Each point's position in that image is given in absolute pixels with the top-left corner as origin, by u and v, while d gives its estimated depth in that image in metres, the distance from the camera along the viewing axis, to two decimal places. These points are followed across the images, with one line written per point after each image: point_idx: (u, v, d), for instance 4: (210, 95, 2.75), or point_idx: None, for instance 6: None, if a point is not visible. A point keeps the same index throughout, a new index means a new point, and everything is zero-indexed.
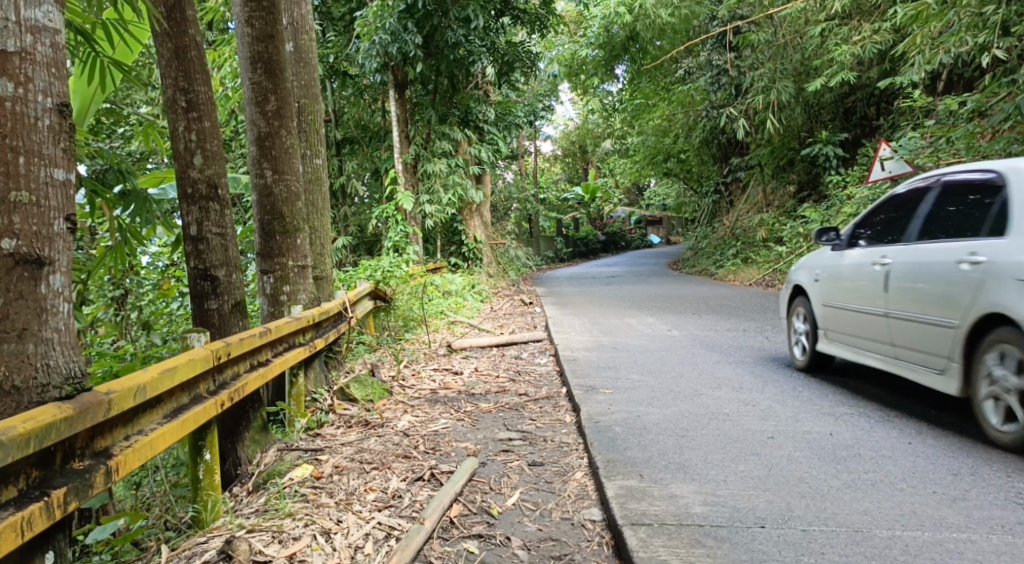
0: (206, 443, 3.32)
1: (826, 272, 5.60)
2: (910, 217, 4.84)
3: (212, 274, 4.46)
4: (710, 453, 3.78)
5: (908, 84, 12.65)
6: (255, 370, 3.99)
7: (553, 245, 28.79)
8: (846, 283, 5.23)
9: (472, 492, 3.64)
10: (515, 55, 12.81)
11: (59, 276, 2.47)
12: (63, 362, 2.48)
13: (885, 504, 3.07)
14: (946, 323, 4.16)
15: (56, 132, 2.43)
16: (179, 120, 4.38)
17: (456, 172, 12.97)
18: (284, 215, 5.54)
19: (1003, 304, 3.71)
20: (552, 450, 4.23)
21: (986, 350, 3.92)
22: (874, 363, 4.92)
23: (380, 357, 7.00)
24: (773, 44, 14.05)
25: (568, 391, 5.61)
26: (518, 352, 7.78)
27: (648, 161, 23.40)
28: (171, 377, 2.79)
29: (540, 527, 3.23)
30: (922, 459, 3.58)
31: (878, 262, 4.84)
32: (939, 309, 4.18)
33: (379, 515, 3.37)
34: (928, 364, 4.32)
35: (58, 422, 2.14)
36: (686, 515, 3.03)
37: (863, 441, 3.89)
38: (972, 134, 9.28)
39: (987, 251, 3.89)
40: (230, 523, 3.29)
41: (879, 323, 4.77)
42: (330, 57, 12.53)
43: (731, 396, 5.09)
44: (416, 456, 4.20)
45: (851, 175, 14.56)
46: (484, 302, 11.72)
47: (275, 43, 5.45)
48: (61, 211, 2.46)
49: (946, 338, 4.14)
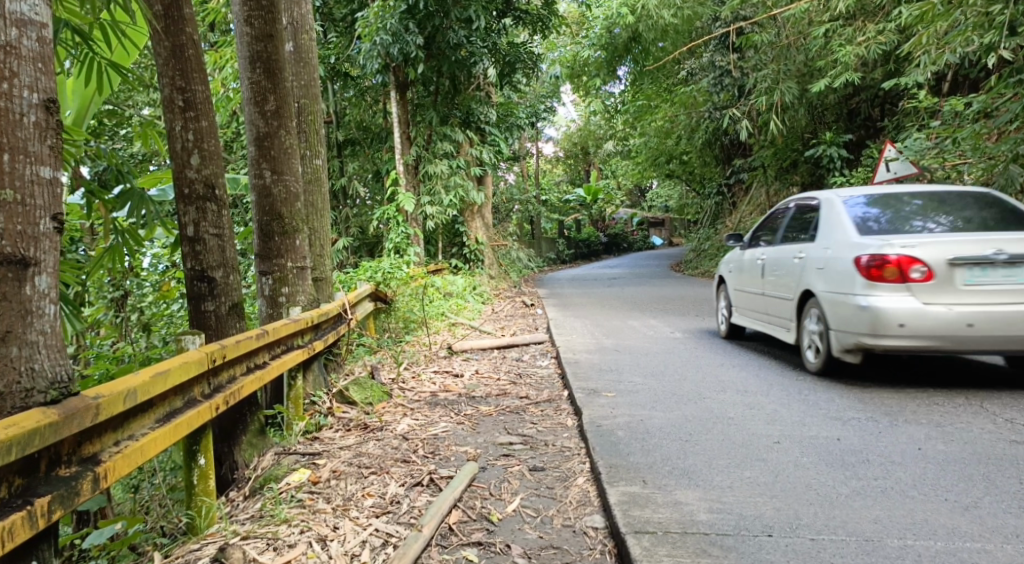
0: (200, 448, 3.26)
1: (734, 266, 7.74)
2: (779, 229, 6.96)
3: (210, 275, 4.40)
4: (714, 458, 3.71)
5: (913, 85, 12.57)
6: (252, 373, 3.93)
7: (555, 247, 28.73)
8: (747, 272, 7.30)
9: (472, 498, 3.57)
10: (518, 55, 12.74)
11: (45, 277, 2.41)
12: (48, 366, 2.42)
13: (895, 512, 3.00)
14: (792, 297, 6.15)
15: (42, 128, 2.38)
16: (176, 119, 4.31)
17: (458, 174, 12.91)
18: (284, 216, 5.48)
19: (811, 285, 5.74)
20: (553, 455, 4.16)
21: (806, 314, 5.96)
22: (758, 327, 7.02)
23: (380, 359, 6.94)
24: (776, 45, 13.97)
25: (570, 395, 5.54)
26: (520, 354, 7.72)
27: (650, 162, 23.33)
28: (163, 380, 2.73)
29: (541, 534, 3.16)
30: (931, 465, 3.52)
31: (758, 258, 7.00)
32: (782, 287, 6.33)
33: (376, 522, 3.31)
34: (781, 323, 6.43)
35: (43, 427, 2.08)
36: (691, 523, 2.96)
37: (870, 447, 3.82)
38: (978, 135, 9.21)
39: (808, 250, 5.91)
40: (225, 530, 3.22)
41: (759, 299, 6.91)
42: (331, 59, 12.41)
43: (735, 399, 5.02)
44: (415, 460, 4.14)
45: (856, 176, 14.49)
46: (486, 304, 11.67)
47: (275, 42, 5.39)
48: (47, 210, 2.40)
49: (791, 306, 6.16)
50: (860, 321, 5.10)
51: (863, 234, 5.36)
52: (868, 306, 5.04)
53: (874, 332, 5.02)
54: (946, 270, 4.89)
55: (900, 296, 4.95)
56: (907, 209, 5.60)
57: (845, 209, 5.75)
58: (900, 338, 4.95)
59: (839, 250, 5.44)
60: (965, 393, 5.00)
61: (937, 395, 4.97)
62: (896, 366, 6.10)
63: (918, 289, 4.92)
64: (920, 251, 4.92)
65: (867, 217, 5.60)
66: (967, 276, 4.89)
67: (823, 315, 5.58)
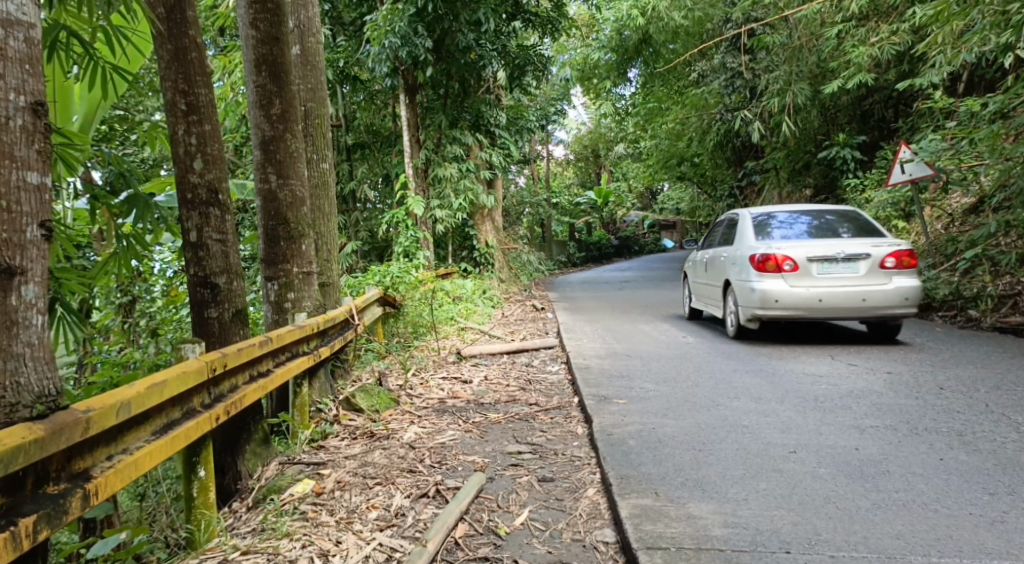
0: (201, 459, 3.19)
1: (693, 264, 9.69)
2: (721, 234, 8.93)
3: (213, 281, 4.33)
4: (729, 470, 3.59)
5: (928, 85, 12.40)
6: (255, 381, 3.85)
7: (565, 250, 28.60)
8: (699, 268, 9.23)
9: (478, 510, 3.48)
10: (527, 58, 12.66)
11: (32, 286, 2.34)
12: (35, 379, 2.35)
13: (918, 528, 2.88)
14: (721, 286, 8.21)
15: (29, 132, 2.31)
16: (179, 123, 4.25)
17: (468, 177, 12.83)
18: (289, 221, 5.41)
19: (731, 276, 7.75)
20: (563, 465, 4.06)
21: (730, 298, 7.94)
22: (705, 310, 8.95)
23: (388, 365, 6.86)
24: (788, 46, 13.82)
25: (580, 402, 5.43)
26: (529, 359, 7.61)
27: (661, 165, 23.19)
28: (160, 392, 2.67)
29: (549, 549, 3.06)
30: (954, 477, 3.40)
31: (705, 257, 8.96)
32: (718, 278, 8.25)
33: (380, 536, 3.24)
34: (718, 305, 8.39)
35: (27, 444, 2.02)
36: (705, 538, 2.86)
37: (891, 457, 3.70)
38: (996, 136, 9.04)
39: (730, 251, 7.94)
40: (225, 545, 3.15)
41: (705, 289, 8.85)
42: (340, 62, 12.28)
43: (749, 407, 4.90)
44: (421, 471, 4.05)
45: (870, 178, 14.31)
46: (496, 308, 11.58)
47: (280, 45, 5.31)
48: (35, 216, 2.33)
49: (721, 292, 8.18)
50: (752, 299, 7.17)
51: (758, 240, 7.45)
52: (758, 288, 7.11)
53: (760, 307, 7.08)
54: (807, 264, 6.96)
55: (776, 281, 7.03)
56: (796, 222, 7.65)
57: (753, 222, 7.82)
58: (778, 310, 7.01)
59: (744, 250, 7.52)
60: (987, 400, 4.88)
61: (958, 402, 4.85)
62: (799, 336, 8.13)
63: (789, 277, 6.98)
64: (790, 251, 7.00)
65: (769, 227, 7.64)
66: (821, 268, 6.94)
67: (735, 298, 7.61)
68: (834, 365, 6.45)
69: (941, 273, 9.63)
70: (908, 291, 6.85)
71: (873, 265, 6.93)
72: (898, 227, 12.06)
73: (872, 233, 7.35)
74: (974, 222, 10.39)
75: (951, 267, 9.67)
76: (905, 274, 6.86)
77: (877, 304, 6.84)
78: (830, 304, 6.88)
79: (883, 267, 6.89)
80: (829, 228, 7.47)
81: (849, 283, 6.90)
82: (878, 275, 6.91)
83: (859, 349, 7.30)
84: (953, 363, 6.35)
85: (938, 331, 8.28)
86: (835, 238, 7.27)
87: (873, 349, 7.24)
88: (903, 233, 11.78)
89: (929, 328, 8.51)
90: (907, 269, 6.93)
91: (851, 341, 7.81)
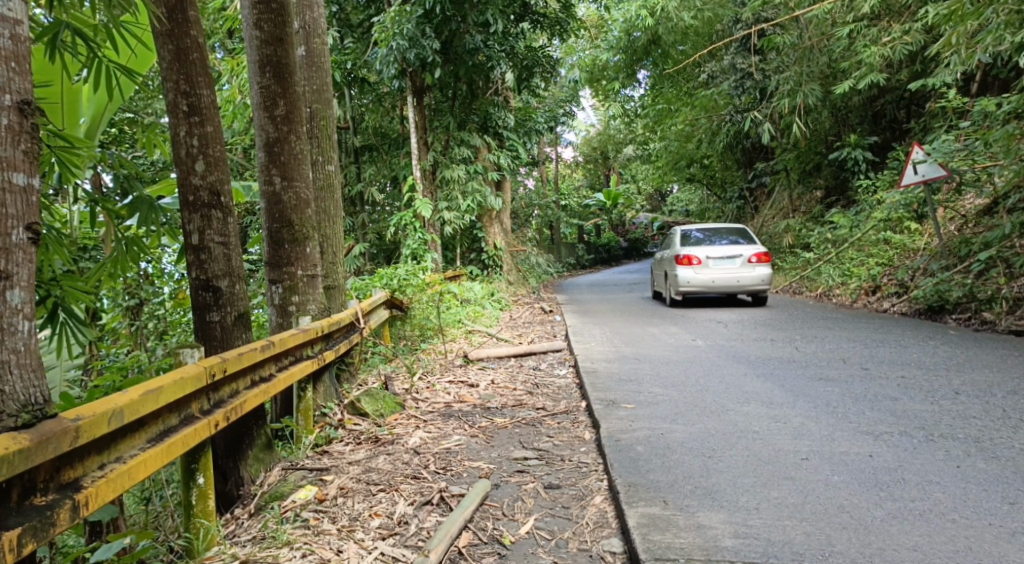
0: (199, 466, 3.13)
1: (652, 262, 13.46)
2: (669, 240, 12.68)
3: (215, 284, 4.28)
4: (740, 477, 3.50)
5: (941, 85, 12.27)
6: (256, 386, 3.79)
7: (573, 252, 28.52)
8: (655, 265, 13.00)
9: (483, 518, 3.40)
10: (535, 59, 12.59)
11: (18, 291, 2.30)
12: (21, 388, 2.29)
13: (936, 539, 2.79)
14: (664, 276, 11.93)
15: (14, 132, 2.28)
16: (180, 124, 4.20)
17: (476, 179, 12.77)
18: (294, 223, 5.35)
19: (667, 268, 11.49)
20: (569, 471, 3.98)
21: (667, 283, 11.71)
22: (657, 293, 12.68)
23: (395, 369, 6.80)
24: (798, 46, 13.69)
25: (588, 406, 5.35)
26: (537, 362, 7.54)
27: (670, 166, 23.12)
28: (155, 398, 2.62)
29: (554, 559, 2.98)
30: (973, 485, 3.30)
31: (658, 256, 12.74)
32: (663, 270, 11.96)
33: (382, 545, 3.19)
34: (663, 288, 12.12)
35: (13, 453, 1.99)
36: (715, 549, 2.77)
37: (906, 465, 3.59)
38: (1011, 135, 8.90)
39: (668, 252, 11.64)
40: (224, 554, 3.08)
41: (657, 277, 12.60)
42: (349, 64, 12.20)
43: (760, 412, 4.80)
44: (425, 477, 3.99)
45: (882, 179, 14.19)
46: (504, 310, 11.53)
47: (285, 46, 5.26)
48: (21, 219, 2.30)
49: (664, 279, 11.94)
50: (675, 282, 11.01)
51: (682, 245, 11.25)
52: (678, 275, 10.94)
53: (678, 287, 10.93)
54: (706, 259, 10.84)
55: (688, 270, 10.88)
56: (706, 234, 11.45)
57: (681, 234, 11.62)
58: (689, 288, 10.84)
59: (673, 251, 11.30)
60: (1003, 405, 4.78)
61: (974, 407, 4.76)
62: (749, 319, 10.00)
63: (696, 268, 10.83)
64: (697, 251, 10.87)
65: (692, 236, 11.42)
66: (716, 262, 10.82)
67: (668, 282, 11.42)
68: (846, 368, 6.35)
69: (954, 275, 9.52)
70: (767, 276, 10.76)
71: (746, 260, 10.84)
72: (909, 228, 11.94)
73: (753, 241, 11.23)
74: (988, 224, 10.24)
75: (965, 269, 9.55)
76: (766, 264, 10.70)
77: (748, 283, 10.69)
78: (720, 283, 10.74)
79: (752, 261, 10.76)
80: (726, 238, 11.28)
81: (732, 270, 10.73)
82: (749, 266, 10.75)
83: (871, 352, 7.21)
84: (967, 367, 6.25)
85: (951, 333, 8.19)
86: (729, 243, 11.10)
87: (886, 353, 7.13)
88: (915, 235, 11.67)
89: (943, 331, 8.38)
90: (767, 262, 10.83)
91: (864, 345, 7.69)
